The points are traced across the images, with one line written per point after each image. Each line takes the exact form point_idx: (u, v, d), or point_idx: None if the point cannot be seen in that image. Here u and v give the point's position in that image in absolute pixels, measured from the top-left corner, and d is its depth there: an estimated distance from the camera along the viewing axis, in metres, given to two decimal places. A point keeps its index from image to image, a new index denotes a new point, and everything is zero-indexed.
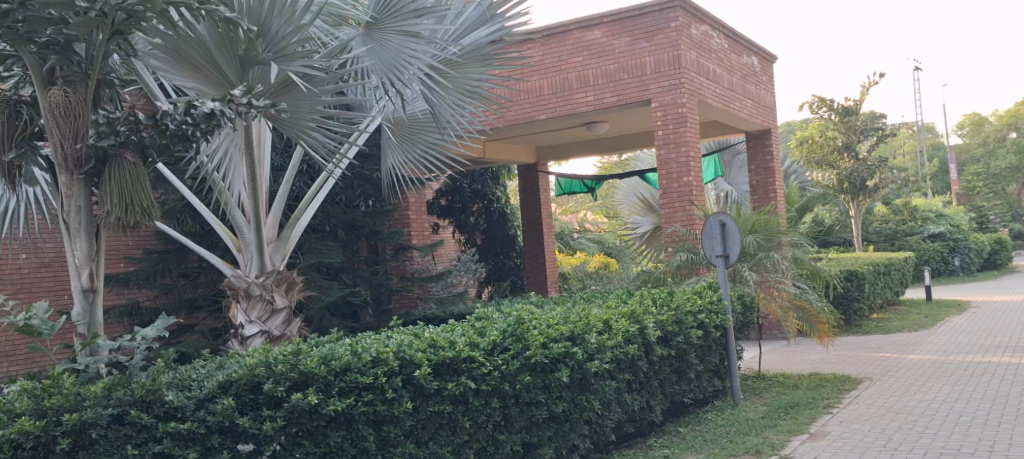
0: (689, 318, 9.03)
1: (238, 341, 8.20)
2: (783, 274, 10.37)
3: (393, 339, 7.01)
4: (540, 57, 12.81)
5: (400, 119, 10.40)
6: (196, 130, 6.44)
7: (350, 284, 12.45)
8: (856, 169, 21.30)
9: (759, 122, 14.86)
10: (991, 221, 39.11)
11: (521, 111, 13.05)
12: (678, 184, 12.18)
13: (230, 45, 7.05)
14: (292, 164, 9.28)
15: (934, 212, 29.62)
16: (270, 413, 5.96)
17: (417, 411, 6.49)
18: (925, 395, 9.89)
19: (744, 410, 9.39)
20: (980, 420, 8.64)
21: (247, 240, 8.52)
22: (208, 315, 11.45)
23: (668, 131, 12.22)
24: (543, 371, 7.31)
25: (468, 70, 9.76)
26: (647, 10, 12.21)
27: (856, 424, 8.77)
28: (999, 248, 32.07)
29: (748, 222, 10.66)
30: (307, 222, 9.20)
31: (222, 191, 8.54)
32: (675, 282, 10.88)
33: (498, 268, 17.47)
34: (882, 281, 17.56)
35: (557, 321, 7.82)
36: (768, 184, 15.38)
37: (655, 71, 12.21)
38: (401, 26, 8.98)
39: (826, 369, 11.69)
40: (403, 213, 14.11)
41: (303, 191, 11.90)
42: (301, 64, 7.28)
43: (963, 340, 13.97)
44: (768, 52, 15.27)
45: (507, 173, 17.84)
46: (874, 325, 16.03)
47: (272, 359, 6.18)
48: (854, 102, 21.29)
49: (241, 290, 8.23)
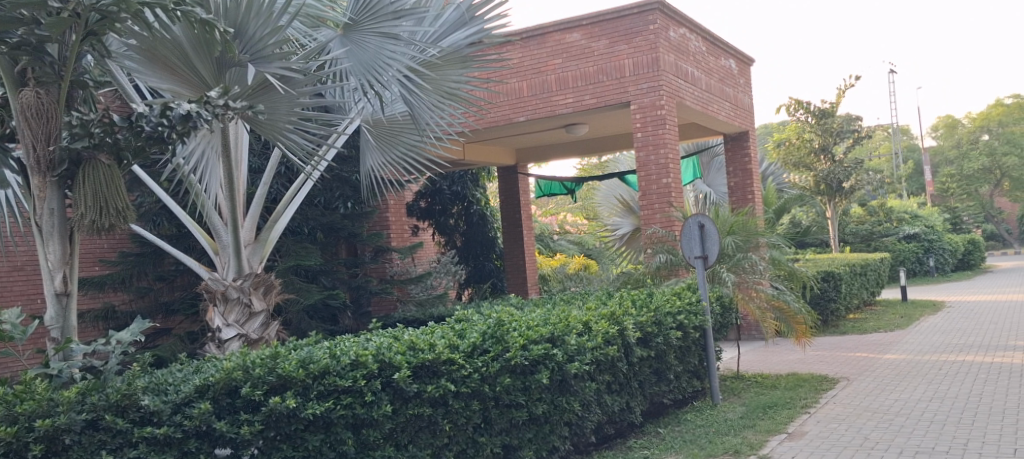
0: (669, 320, 9.04)
1: (215, 344, 8.16)
2: (761, 274, 10.43)
3: (372, 341, 6.98)
4: (519, 59, 12.80)
5: (379, 121, 10.37)
6: (173, 132, 6.38)
7: (329, 287, 12.39)
8: (832, 170, 21.44)
9: (736, 124, 14.93)
10: (964, 222, 39.46)
11: (501, 113, 13.03)
12: (657, 185, 12.23)
13: (205, 47, 7.00)
14: (269, 166, 9.23)
15: (909, 213, 29.90)
16: (247, 417, 5.93)
17: (397, 415, 6.47)
18: (900, 394, 9.96)
19: (723, 410, 9.43)
20: (954, 419, 8.71)
21: (224, 243, 8.48)
22: (185, 318, 11.39)
23: (647, 133, 12.25)
24: (523, 373, 7.30)
25: (447, 72, 9.73)
26: (625, 12, 12.24)
27: (833, 423, 8.82)
28: (973, 248, 32.41)
29: (726, 223, 10.73)
30: (286, 224, 9.16)
31: (199, 193, 8.50)
32: (655, 283, 10.90)
33: (477, 270, 17.39)
34: (858, 282, 17.68)
35: (536, 323, 7.81)
36: (746, 186, 15.47)
37: (633, 73, 12.25)
38: (380, 28, 8.98)
39: (803, 370, 11.76)
40: (383, 215, 14.09)
41: (281, 194, 11.83)
42: (279, 65, 7.27)
43: (938, 339, 14.10)
44: (746, 54, 15.33)
45: (487, 175, 17.82)
46: (851, 325, 16.13)
47: (250, 362, 6.14)
48: (831, 104, 21.45)
49: (218, 293, 8.18)
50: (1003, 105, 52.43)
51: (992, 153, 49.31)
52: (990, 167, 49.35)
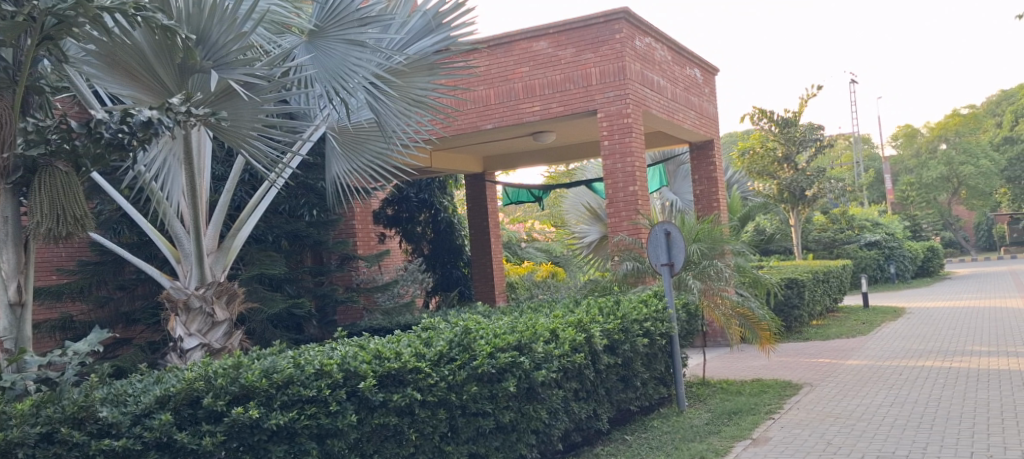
0: (636, 327, 9.07)
1: (177, 354, 8.05)
2: (726, 282, 10.48)
3: (337, 350, 6.91)
4: (486, 67, 12.78)
5: (345, 128, 10.35)
6: (133, 139, 6.30)
7: (294, 295, 12.28)
8: (795, 178, 21.63)
9: (702, 132, 15.01)
10: (924, 230, 39.93)
11: (468, 121, 13.01)
12: (624, 193, 12.26)
13: (168, 53, 6.90)
14: (233, 173, 9.15)
15: (870, 220, 30.26)
16: (209, 428, 5.83)
17: (362, 424, 6.41)
18: (863, 399, 10.06)
19: (689, 416, 9.46)
20: (914, 423, 8.82)
21: (187, 251, 8.38)
22: (146, 328, 11.24)
23: (614, 141, 12.27)
24: (490, 381, 7.26)
25: (414, 79, 9.69)
26: (592, 21, 12.29)
27: (796, 428, 8.88)
28: (932, 256, 32.89)
29: (691, 231, 10.79)
30: (249, 232, 9.08)
31: (161, 201, 8.39)
32: (621, 290, 10.92)
33: (445, 278, 17.42)
34: (821, 289, 17.84)
35: (503, 331, 7.76)
36: (711, 195, 15.54)
37: (600, 81, 12.28)
38: (346, 35, 8.94)
39: (767, 376, 11.83)
40: (349, 222, 14.01)
41: (245, 201, 11.70)
42: (242, 72, 7.19)
43: (899, 345, 14.27)
44: (710, 63, 15.44)
45: (454, 182, 17.79)
46: (814, 331, 16.27)
47: (212, 373, 6.05)
48: (793, 113, 21.72)
49: (180, 302, 8.08)
50: (961, 115, 53.36)
51: (950, 161, 50.12)
52: (948, 176, 50.44)
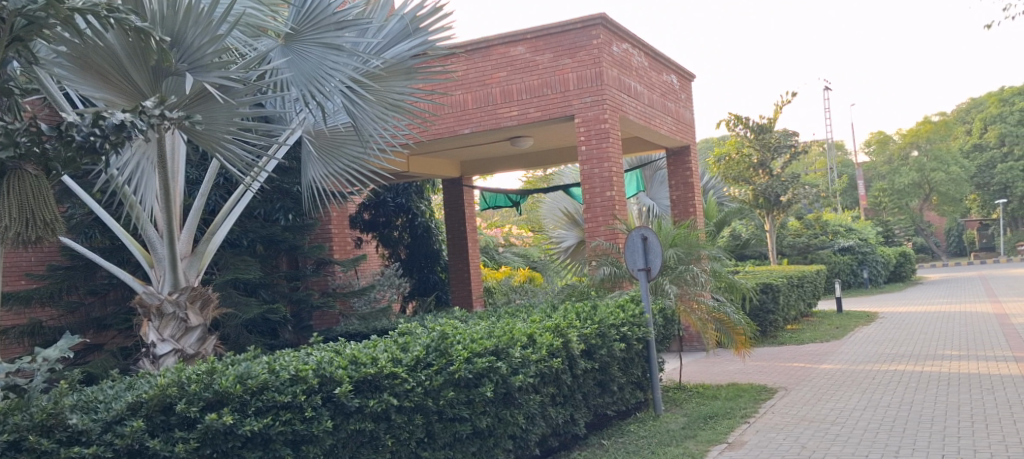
0: (613, 332, 9.06)
1: (149, 360, 7.97)
2: (702, 286, 10.50)
3: (312, 356, 6.85)
4: (463, 71, 12.76)
5: (321, 132, 10.31)
6: (105, 142, 6.11)
7: (269, 300, 12.17)
8: (769, 184, 21.72)
9: (679, 138, 15.06)
10: (896, 235, 40.25)
11: (445, 125, 12.97)
12: (601, 199, 12.27)
13: (141, 55, 6.82)
14: (207, 177, 9.10)
15: (844, 226, 30.48)
16: (183, 434, 5.76)
17: (338, 430, 6.36)
18: (836, 403, 10.11)
19: (665, 421, 9.46)
20: (886, 426, 8.87)
21: (160, 256, 8.30)
22: (118, 333, 11.12)
23: (591, 146, 12.27)
24: (467, 387, 7.22)
25: (391, 83, 9.66)
26: (569, 27, 12.29)
27: (771, 433, 8.89)
28: (904, 261, 33.22)
29: (668, 235, 10.71)
30: (223, 237, 9.01)
31: (134, 205, 8.30)
32: (599, 295, 10.91)
33: (422, 282, 17.39)
34: (796, 294, 17.93)
35: (481, 336, 7.73)
36: (688, 200, 15.60)
37: (577, 87, 12.29)
38: (322, 38, 8.93)
39: (742, 380, 11.88)
40: (325, 227, 13.94)
41: (219, 205, 11.60)
42: (218, 75, 7.13)
43: (873, 349, 14.36)
44: (687, 69, 15.48)
45: (431, 187, 17.72)
46: (788, 336, 16.34)
47: (185, 379, 5.99)
48: (768, 119, 21.88)
49: (153, 307, 8.02)
50: (932, 122, 53.95)
51: (921, 168, 50.64)
52: (920, 182, 50.97)
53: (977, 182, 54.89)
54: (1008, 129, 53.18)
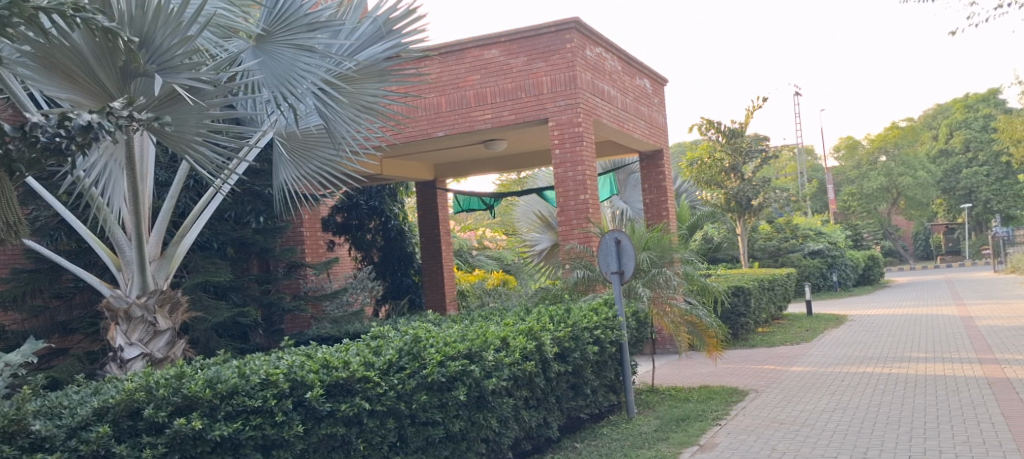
0: (586, 335, 9.06)
1: (117, 365, 7.87)
2: (675, 290, 10.53)
3: (283, 360, 6.78)
4: (436, 74, 12.73)
5: (293, 134, 10.25)
6: (72, 143, 5.87)
7: (239, 303, 12.06)
8: (742, 188, 21.84)
9: (652, 142, 15.10)
10: (865, 239, 40.66)
11: (418, 128, 12.93)
12: (575, 202, 12.26)
13: (108, 55, 6.71)
14: (177, 179, 9.01)
15: (814, 229, 30.75)
16: (150, 439, 5.69)
17: (309, 435, 6.31)
18: (806, 405, 10.16)
19: (638, 423, 9.47)
20: (854, 428, 8.91)
21: (128, 259, 8.20)
22: (84, 337, 10.97)
23: (565, 149, 12.27)
24: (440, 390, 7.18)
25: (364, 85, 9.61)
26: (544, 30, 12.29)
27: (742, 434, 8.92)
28: (872, 264, 33.57)
29: (641, 239, 10.79)
30: (193, 239, 8.92)
31: (101, 207, 8.19)
32: (572, 298, 10.90)
33: (396, 285, 17.32)
34: (766, 297, 18.03)
35: (454, 339, 7.69)
36: (661, 203, 15.64)
37: (551, 90, 12.28)
38: (295, 40, 8.87)
39: (714, 383, 11.92)
40: (297, 230, 13.84)
41: (189, 207, 11.47)
42: (188, 76, 7.05)
43: (842, 351, 14.48)
44: (659, 73, 15.54)
45: (405, 189, 17.66)
46: (759, 339, 16.43)
47: (153, 383, 5.90)
48: (740, 124, 22.01)
49: (121, 311, 7.92)
50: (900, 127, 54.54)
51: (889, 173, 51.20)
52: (888, 186, 51.46)
53: (944, 186, 55.58)
54: (973, 134, 53.97)
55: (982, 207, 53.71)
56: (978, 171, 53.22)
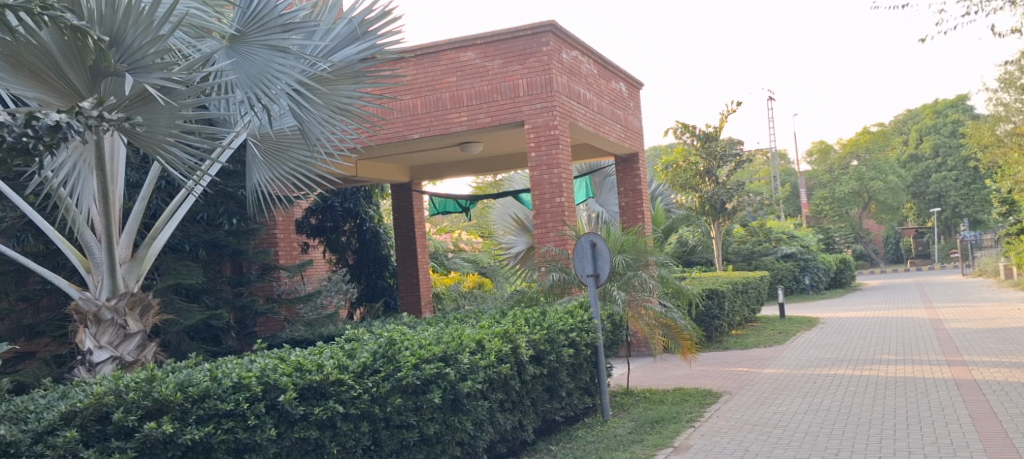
0: (561, 337, 9.06)
1: (86, 368, 7.76)
2: (650, 292, 10.56)
3: (256, 363, 6.71)
4: (412, 76, 12.68)
5: (267, 135, 10.17)
6: (39, 143, 5.76)
7: (211, 306, 11.96)
8: (716, 192, 22.00)
9: (627, 145, 15.13)
10: (836, 243, 41.03)
11: (394, 129, 12.87)
12: (550, 204, 12.25)
13: (77, 54, 6.62)
14: (148, 180, 8.91)
15: (787, 232, 30.98)
16: (119, 444, 5.62)
17: (282, 438, 6.24)
18: (779, 407, 10.20)
19: (613, 426, 9.46)
20: (827, 430, 8.96)
21: (98, 260, 8.08)
22: (52, 340, 10.82)
23: (541, 152, 12.27)
24: (414, 393, 7.14)
25: (339, 87, 9.54)
26: (519, 34, 12.27)
27: (716, 436, 8.94)
28: (844, 267, 33.86)
29: (616, 242, 10.77)
30: (165, 241, 8.82)
31: (70, 208, 8.07)
32: (548, 301, 10.88)
33: (371, 288, 17.25)
34: (740, 300, 18.10)
35: (428, 341, 7.65)
36: (636, 207, 15.67)
37: (527, 93, 12.27)
38: (268, 41, 8.79)
39: (688, 385, 11.94)
40: (270, 232, 13.74)
41: (161, 209, 11.36)
42: (160, 76, 6.97)
43: (814, 353, 14.57)
44: (635, 78, 15.59)
45: (380, 192, 17.60)
46: (733, 341, 16.49)
47: (123, 387, 5.82)
48: (714, 128, 22.13)
49: (90, 314, 7.81)
50: (872, 132, 55.09)
51: (860, 177, 51.74)
52: (860, 190, 51.89)
53: (913, 191, 56.03)
54: (942, 139, 54.70)
55: (951, 211, 54.36)
56: (947, 176, 53.92)
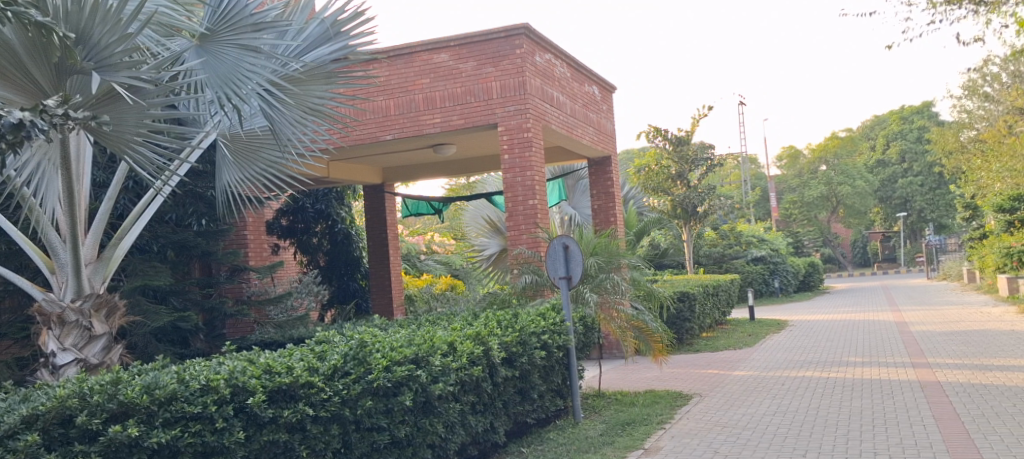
0: (533, 339, 9.04)
1: (49, 371, 7.64)
2: (622, 295, 10.52)
3: (224, 365, 6.62)
4: (385, 77, 12.61)
5: (237, 135, 10.06)
6: (2, 141, 5.65)
7: (179, 308, 11.82)
8: (687, 195, 22.02)
9: (600, 148, 15.15)
10: (805, 247, 41.35)
11: (366, 131, 12.79)
12: (523, 207, 12.25)
13: (42, 51, 6.52)
14: (116, 180, 8.79)
15: (757, 236, 31.18)
16: (83, 447, 5.53)
17: (250, 441, 6.17)
18: (747, 409, 10.26)
19: (584, 428, 9.44)
20: (793, 431, 9.02)
21: (62, 261, 7.97)
22: (14, 342, 10.62)
23: (515, 155, 12.25)
24: (385, 395, 7.08)
25: (311, 87, 9.47)
26: (493, 36, 12.25)
27: (686, 438, 8.97)
28: (813, 271, 34.16)
29: (589, 244, 10.86)
30: (132, 242, 8.71)
31: (33, 208, 7.95)
32: (520, 303, 10.85)
33: (342, 290, 17.15)
34: (711, 302, 18.17)
35: (400, 344, 7.61)
36: (609, 209, 15.70)
37: (500, 95, 12.25)
38: (240, 40, 8.69)
39: (658, 387, 11.96)
40: (240, 233, 13.62)
41: (128, 209, 11.23)
42: (127, 75, 6.86)
43: (782, 356, 14.64)
44: (608, 81, 15.61)
45: (352, 193, 17.51)
46: (703, 344, 16.52)
47: (87, 389, 5.74)
48: (686, 132, 22.30)
49: (53, 316, 7.68)
50: (840, 137, 55.61)
51: (829, 182, 52.21)
52: (828, 195, 52.33)
53: (881, 195, 56.42)
54: (909, 145, 55.36)
55: (917, 215, 54.97)
56: (913, 181, 54.43)
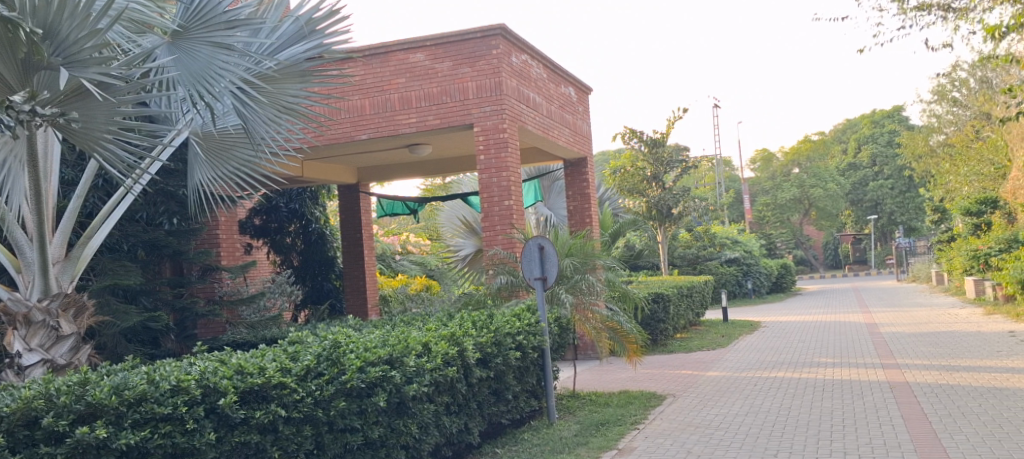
0: (508, 340, 9.01)
1: (14, 372, 7.40)
2: (597, 296, 10.54)
3: (194, 366, 6.54)
4: (360, 76, 12.52)
5: (210, 134, 9.94)
6: None
7: (149, 308, 11.68)
8: (662, 197, 22.09)
9: (576, 149, 15.14)
10: (777, 249, 41.64)
11: (340, 130, 12.68)
12: (499, 207, 12.24)
13: (8, 47, 6.42)
14: (85, 178, 8.67)
15: (731, 238, 31.33)
16: (49, 449, 5.43)
17: (221, 442, 6.09)
18: (720, 409, 10.29)
19: (558, 428, 9.41)
20: (765, 431, 9.05)
21: (29, 260, 7.86)
22: None
23: (490, 155, 12.22)
24: (359, 396, 7.02)
25: (285, 86, 9.39)
26: (469, 36, 12.20)
27: (659, 438, 8.97)
28: (785, 273, 34.39)
29: (565, 245, 10.86)
30: (101, 240, 8.60)
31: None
32: (494, 304, 10.82)
33: (315, 290, 17.04)
34: (685, 304, 18.22)
35: (374, 344, 7.55)
36: (584, 211, 15.73)
37: (476, 96, 12.22)
38: (211, 38, 8.58)
39: (633, 388, 11.96)
40: (212, 232, 13.49)
41: (97, 208, 11.10)
42: (97, 71, 6.75)
43: (755, 357, 14.70)
44: (584, 82, 15.60)
45: (327, 193, 17.40)
46: (677, 345, 16.56)
47: (53, 390, 5.65)
48: (661, 134, 22.35)
49: (19, 316, 7.51)
50: (813, 140, 56.03)
51: (802, 184, 52.61)
52: (800, 197, 52.70)
53: (852, 198, 56.87)
54: (880, 148, 55.89)
55: (887, 218, 55.47)
56: (884, 184, 54.93)
